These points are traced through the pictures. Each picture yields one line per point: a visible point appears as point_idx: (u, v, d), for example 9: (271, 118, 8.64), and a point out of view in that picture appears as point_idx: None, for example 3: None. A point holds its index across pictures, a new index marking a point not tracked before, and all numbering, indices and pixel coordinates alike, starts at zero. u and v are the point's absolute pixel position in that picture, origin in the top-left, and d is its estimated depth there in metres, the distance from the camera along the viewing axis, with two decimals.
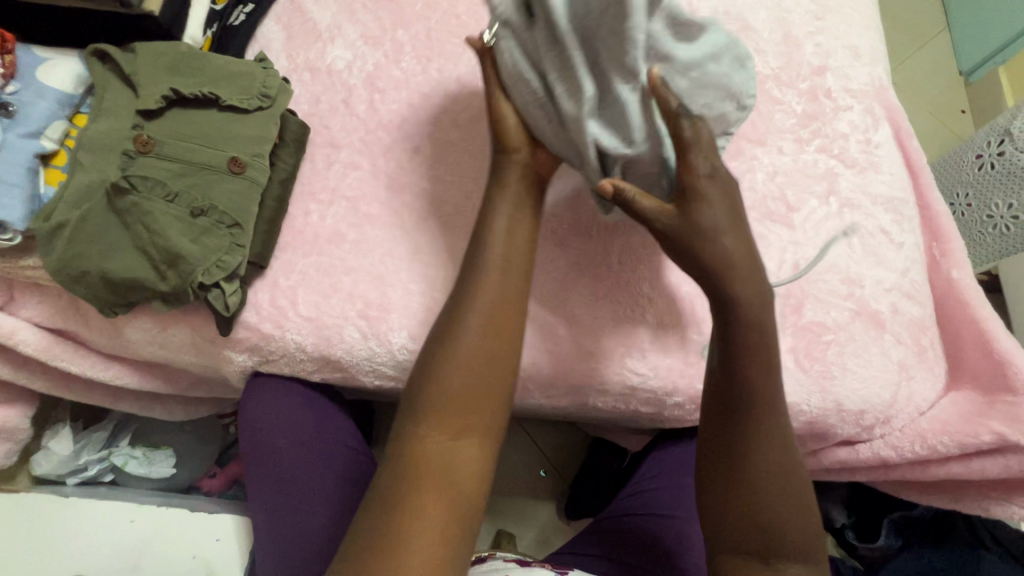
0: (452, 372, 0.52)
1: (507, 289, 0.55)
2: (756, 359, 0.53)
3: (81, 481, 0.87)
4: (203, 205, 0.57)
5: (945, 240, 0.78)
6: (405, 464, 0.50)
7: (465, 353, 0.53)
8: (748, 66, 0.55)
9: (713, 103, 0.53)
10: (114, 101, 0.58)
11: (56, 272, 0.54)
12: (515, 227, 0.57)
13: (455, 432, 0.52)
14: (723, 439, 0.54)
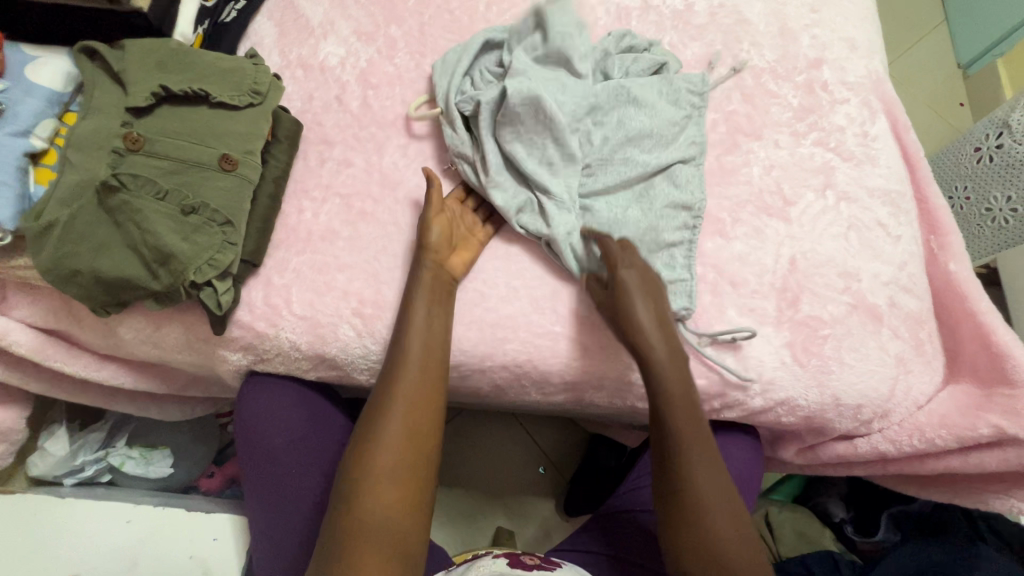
0: (381, 450, 0.56)
1: (428, 371, 0.60)
2: (684, 419, 0.60)
3: (78, 481, 0.88)
4: (194, 203, 0.56)
5: (943, 232, 0.78)
6: (345, 538, 0.52)
7: (392, 430, 0.57)
8: (660, 125, 0.72)
9: (631, 156, 0.71)
10: (103, 99, 0.57)
11: (46, 272, 0.54)
12: (437, 318, 0.62)
13: (393, 501, 0.54)
14: (664, 498, 0.60)
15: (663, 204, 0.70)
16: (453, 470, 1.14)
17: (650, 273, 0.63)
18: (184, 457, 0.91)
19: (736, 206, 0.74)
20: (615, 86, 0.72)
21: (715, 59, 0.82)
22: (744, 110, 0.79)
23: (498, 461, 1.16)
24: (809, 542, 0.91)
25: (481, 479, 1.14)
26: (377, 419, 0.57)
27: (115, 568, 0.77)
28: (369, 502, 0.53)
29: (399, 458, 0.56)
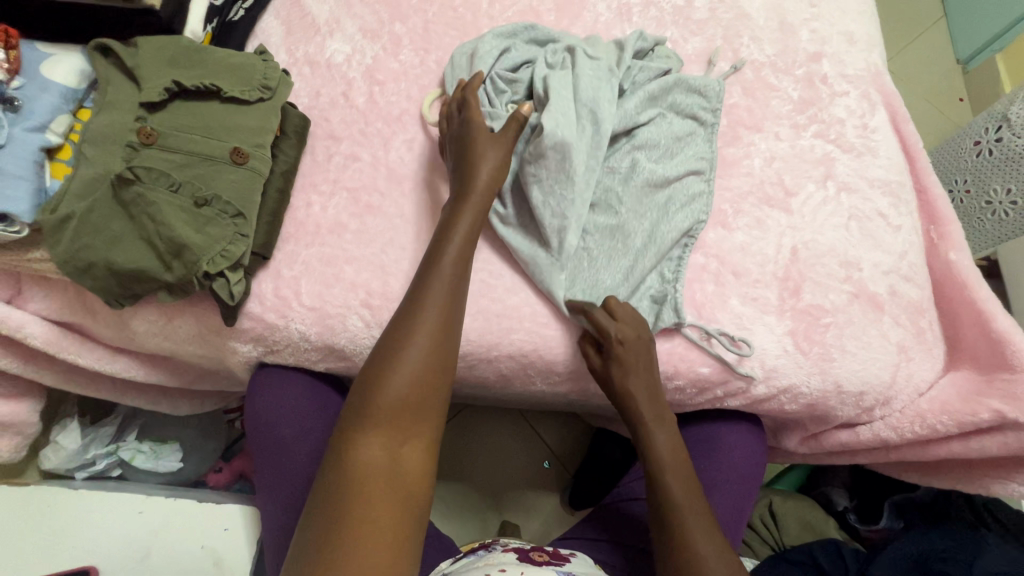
0: (398, 380, 0.53)
1: (448, 311, 0.57)
2: (676, 477, 0.65)
3: (89, 475, 0.89)
4: (206, 195, 0.57)
5: (942, 222, 0.79)
6: (347, 477, 0.50)
7: (409, 365, 0.53)
8: (671, 139, 0.74)
9: (642, 171, 0.71)
10: (117, 94, 0.59)
11: (63, 264, 0.55)
12: (466, 255, 0.60)
13: (400, 437, 0.52)
14: (660, 554, 0.62)
15: (667, 224, 0.70)
16: (457, 464, 1.15)
17: (642, 344, 0.65)
18: (194, 451, 0.92)
19: (737, 197, 0.75)
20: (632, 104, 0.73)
21: (716, 54, 0.83)
22: (744, 103, 0.80)
23: (501, 455, 1.17)
24: (813, 530, 0.92)
25: (486, 474, 1.15)
26: (393, 352, 0.54)
27: (127, 559, 0.78)
28: (372, 441, 0.51)
29: (414, 395, 0.53)
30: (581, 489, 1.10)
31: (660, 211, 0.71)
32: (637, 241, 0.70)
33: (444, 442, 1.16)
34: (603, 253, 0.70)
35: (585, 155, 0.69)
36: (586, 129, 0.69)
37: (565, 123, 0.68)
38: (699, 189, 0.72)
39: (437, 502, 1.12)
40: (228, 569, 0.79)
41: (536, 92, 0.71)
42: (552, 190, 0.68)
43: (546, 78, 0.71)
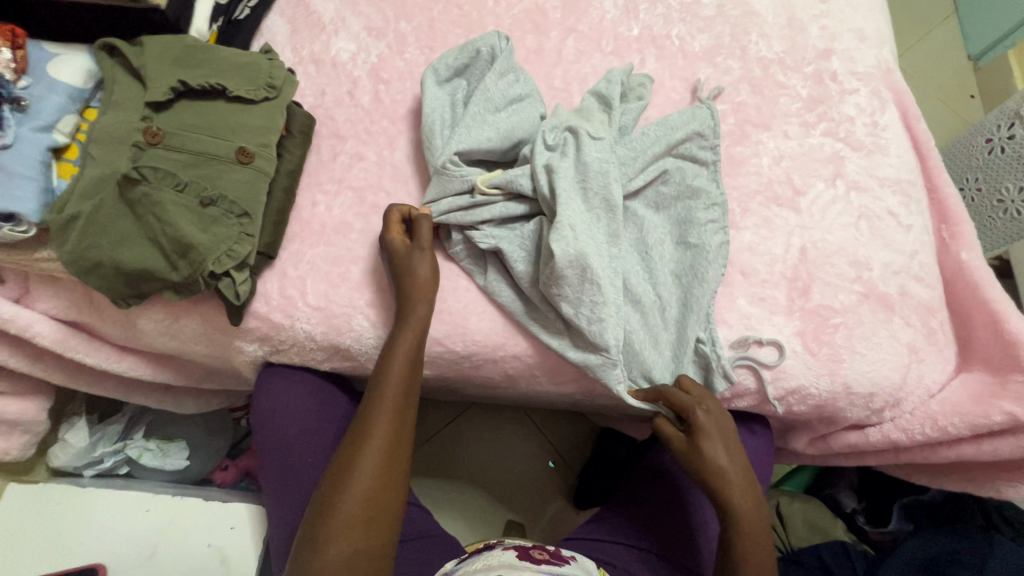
0: (357, 482, 0.55)
1: (400, 417, 0.59)
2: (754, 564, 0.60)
3: (97, 473, 0.90)
4: (212, 194, 0.57)
5: (954, 222, 0.78)
6: None
7: (365, 468, 0.56)
8: (682, 194, 0.70)
9: (660, 240, 0.69)
10: (122, 94, 0.59)
11: (69, 263, 0.55)
12: (416, 358, 0.61)
13: (361, 540, 0.54)
14: None
15: (701, 289, 0.67)
16: (460, 463, 1.15)
17: (719, 420, 0.63)
18: (200, 450, 0.92)
19: (745, 196, 0.74)
20: (636, 167, 0.69)
21: (723, 52, 0.82)
22: (752, 101, 0.80)
23: (506, 454, 1.17)
24: (820, 533, 0.91)
25: (493, 475, 1.15)
26: (347, 471, 0.56)
27: (135, 558, 0.78)
28: (332, 548, 0.53)
29: (373, 495, 0.55)
30: (588, 489, 1.09)
31: (694, 275, 0.67)
32: (672, 314, 0.67)
33: (448, 441, 1.16)
34: (646, 336, 0.67)
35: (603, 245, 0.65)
36: (605, 217, 0.66)
37: (582, 229, 0.64)
38: (723, 240, 0.68)
39: (440, 500, 1.12)
40: (235, 567, 0.79)
41: (543, 188, 0.65)
42: (583, 292, 0.63)
43: (550, 170, 0.66)
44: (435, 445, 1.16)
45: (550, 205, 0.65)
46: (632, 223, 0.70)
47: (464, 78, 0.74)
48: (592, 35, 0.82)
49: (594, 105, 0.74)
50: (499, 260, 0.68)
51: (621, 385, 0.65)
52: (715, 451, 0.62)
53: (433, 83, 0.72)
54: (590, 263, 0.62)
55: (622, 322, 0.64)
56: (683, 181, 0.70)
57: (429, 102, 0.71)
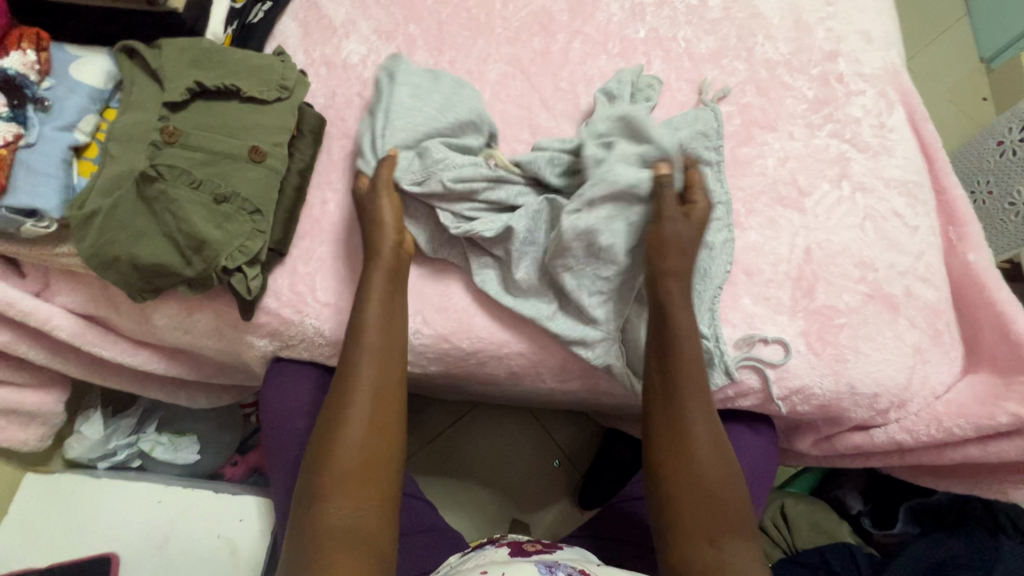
0: (347, 431, 0.56)
1: (387, 358, 0.60)
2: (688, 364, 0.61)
3: (111, 465, 0.92)
4: (226, 192, 0.59)
5: (961, 223, 0.78)
6: (310, 541, 0.52)
7: (353, 418, 0.57)
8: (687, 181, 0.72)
9: None
10: (142, 95, 0.60)
11: (89, 258, 0.57)
12: (394, 301, 0.63)
13: (356, 494, 0.54)
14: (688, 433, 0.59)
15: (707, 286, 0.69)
16: (466, 462, 1.16)
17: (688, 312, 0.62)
18: (210, 444, 0.94)
19: (750, 197, 0.75)
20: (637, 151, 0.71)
21: (730, 54, 0.83)
22: (758, 102, 0.80)
23: (510, 452, 1.17)
24: (825, 534, 0.91)
25: (497, 473, 1.16)
26: (336, 420, 0.57)
27: (147, 548, 0.80)
28: (329, 501, 0.53)
29: (364, 443, 0.56)
30: (593, 488, 1.10)
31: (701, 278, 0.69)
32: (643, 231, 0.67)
33: (454, 439, 1.17)
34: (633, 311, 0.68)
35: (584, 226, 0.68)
36: (631, 206, 0.64)
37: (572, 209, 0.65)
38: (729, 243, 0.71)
39: (444, 497, 1.13)
40: (243, 558, 0.81)
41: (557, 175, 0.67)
42: (586, 267, 0.65)
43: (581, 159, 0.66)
44: (441, 443, 1.17)
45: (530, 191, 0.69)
46: None
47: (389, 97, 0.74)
48: (599, 38, 0.83)
49: (603, 102, 0.76)
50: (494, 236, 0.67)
51: (622, 373, 0.68)
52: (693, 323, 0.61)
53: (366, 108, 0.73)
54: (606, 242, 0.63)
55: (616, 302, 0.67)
56: None
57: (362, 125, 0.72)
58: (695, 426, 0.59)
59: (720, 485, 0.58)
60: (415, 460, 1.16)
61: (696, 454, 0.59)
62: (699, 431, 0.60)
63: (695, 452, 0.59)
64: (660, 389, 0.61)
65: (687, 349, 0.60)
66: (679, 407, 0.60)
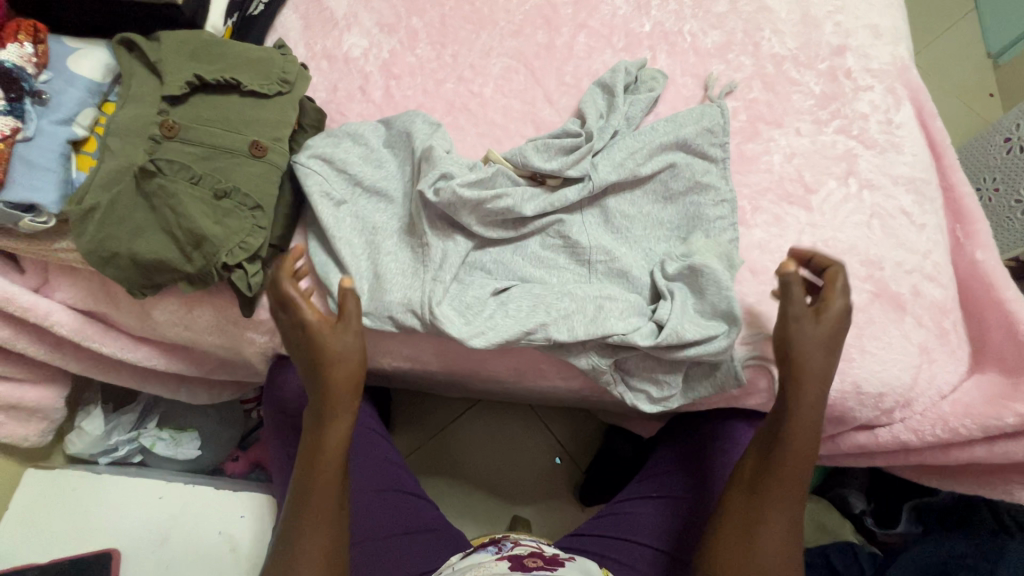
0: (307, 540, 0.55)
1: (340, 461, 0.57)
2: (798, 456, 0.60)
3: (112, 460, 0.92)
4: (226, 187, 0.57)
5: (969, 221, 0.77)
6: None
7: (312, 524, 0.55)
8: (689, 174, 0.70)
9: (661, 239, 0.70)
10: (141, 88, 0.59)
11: (88, 253, 0.57)
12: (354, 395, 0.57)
13: None
14: (754, 510, 0.60)
15: (723, 290, 0.63)
16: (467, 457, 1.16)
17: (815, 417, 0.60)
18: (211, 440, 0.94)
19: (756, 193, 0.74)
20: (630, 146, 0.71)
21: (736, 48, 0.82)
22: (765, 98, 0.79)
23: (511, 448, 1.17)
24: (828, 532, 0.91)
25: (498, 470, 1.16)
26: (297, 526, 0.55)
27: (149, 543, 0.80)
28: None
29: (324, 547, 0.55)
30: (594, 485, 1.10)
31: (695, 294, 0.65)
32: (675, 286, 0.65)
33: (456, 433, 1.17)
34: (621, 308, 0.64)
35: (583, 230, 0.69)
36: (708, 324, 0.63)
37: (578, 290, 0.65)
38: (730, 245, 0.67)
39: (445, 492, 1.14)
40: (244, 555, 0.80)
41: (618, 316, 0.64)
42: (591, 320, 0.63)
43: (653, 315, 0.65)
44: (442, 438, 1.17)
45: (529, 288, 0.66)
46: (637, 220, 0.70)
47: (337, 144, 0.69)
48: (603, 31, 0.82)
49: (599, 95, 0.76)
50: (506, 307, 0.64)
51: (612, 386, 0.68)
52: (805, 333, 0.59)
53: (303, 159, 0.66)
54: (634, 316, 0.64)
55: (623, 311, 0.64)
56: (693, 177, 0.69)
57: (306, 179, 0.65)
58: (776, 516, 0.59)
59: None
60: (416, 455, 1.16)
61: (761, 548, 0.58)
62: (774, 522, 0.59)
63: (762, 541, 0.59)
64: (749, 487, 0.61)
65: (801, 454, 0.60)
66: (762, 499, 0.60)
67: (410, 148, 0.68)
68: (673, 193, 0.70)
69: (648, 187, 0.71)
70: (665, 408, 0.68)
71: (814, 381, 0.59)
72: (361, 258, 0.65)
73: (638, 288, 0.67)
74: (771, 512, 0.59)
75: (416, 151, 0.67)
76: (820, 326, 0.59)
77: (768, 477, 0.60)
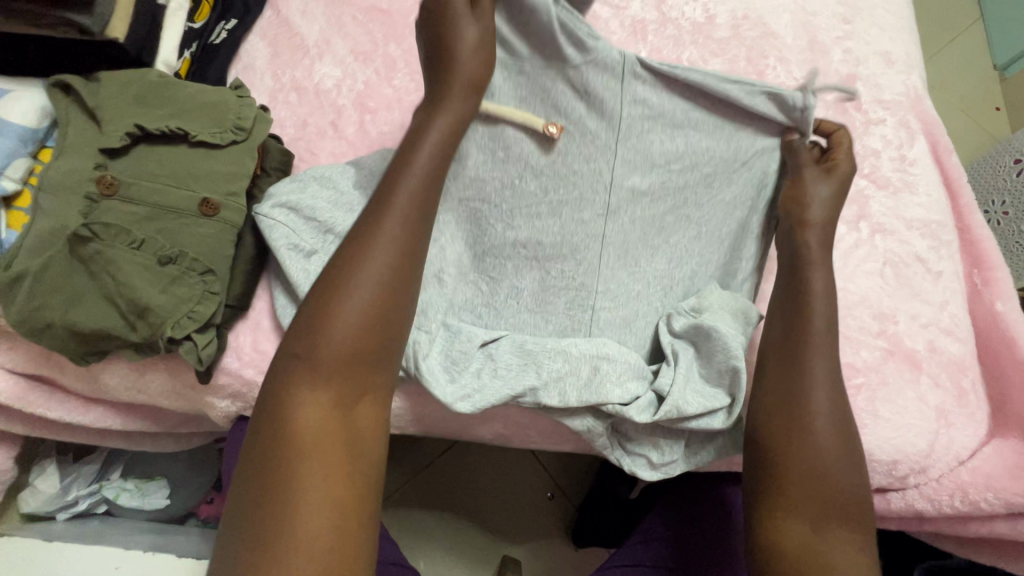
0: (377, 247, 0.49)
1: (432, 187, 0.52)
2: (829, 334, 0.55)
3: (72, 515, 0.85)
4: (171, 252, 0.52)
5: (988, 267, 0.72)
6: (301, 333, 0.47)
7: (387, 227, 0.49)
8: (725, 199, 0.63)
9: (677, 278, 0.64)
10: (77, 138, 0.53)
11: (17, 325, 0.50)
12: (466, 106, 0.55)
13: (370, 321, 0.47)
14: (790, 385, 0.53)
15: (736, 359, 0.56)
16: (456, 494, 1.10)
17: (826, 291, 0.57)
18: (182, 486, 0.89)
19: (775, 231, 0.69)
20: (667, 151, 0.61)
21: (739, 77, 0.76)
22: None
23: (503, 483, 1.12)
24: None
25: (486, 505, 1.10)
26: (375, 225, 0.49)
27: None
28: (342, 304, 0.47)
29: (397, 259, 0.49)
30: (587, 525, 1.05)
31: (703, 356, 0.59)
32: (679, 350, 0.60)
33: (443, 469, 1.12)
34: (618, 373, 0.58)
35: (595, 268, 0.62)
36: (722, 385, 0.58)
37: (573, 348, 0.59)
38: (748, 306, 0.61)
39: (432, 532, 1.08)
40: None
41: (616, 381, 0.58)
42: (585, 378, 0.58)
43: (652, 382, 0.59)
44: (429, 475, 1.11)
45: (520, 343, 0.60)
46: (658, 245, 0.63)
47: (304, 190, 0.61)
48: None
49: None
50: (497, 360, 0.59)
51: (609, 450, 0.62)
52: (816, 190, 0.61)
53: (265, 209, 0.60)
54: (632, 381, 0.59)
55: (620, 372, 0.59)
56: (727, 201, 0.63)
57: (269, 233, 0.59)
58: (814, 379, 0.53)
59: (842, 457, 0.51)
60: (402, 492, 1.10)
61: (816, 435, 0.51)
62: (820, 410, 0.52)
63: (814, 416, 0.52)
64: (780, 363, 0.55)
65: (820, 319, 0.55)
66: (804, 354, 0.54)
67: None
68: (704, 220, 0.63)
69: (681, 211, 0.63)
70: (666, 474, 0.62)
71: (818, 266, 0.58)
72: None
73: (639, 342, 0.63)
74: (812, 369, 0.53)
75: None
76: (824, 201, 0.61)
77: (798, 343, 0.54)
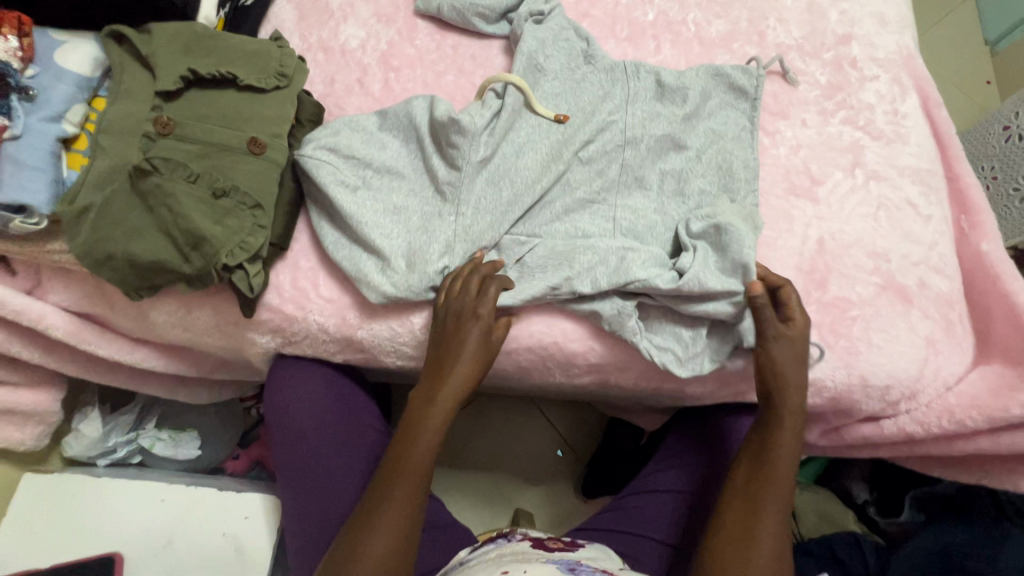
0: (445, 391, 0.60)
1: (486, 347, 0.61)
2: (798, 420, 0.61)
3: (111, 462, 0.90)
4: (225, 186, 0.56)
5: (974, 212, 0.77)
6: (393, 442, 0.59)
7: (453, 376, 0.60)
8: (720, 131, 0.74)
9: (690, 193, 0.71)
10: (133, 83, 0.57)
11: (81, 256, 0.54)
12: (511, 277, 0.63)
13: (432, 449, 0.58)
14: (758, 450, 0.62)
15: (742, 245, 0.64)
16: (471, 453, 1.15)
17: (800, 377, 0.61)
18: (211, 441, 0.92)
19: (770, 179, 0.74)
20: (664, 93, 0.74)
21: (741, 38, 0.81)
22: (770, 88, 0.78)
23: (516, 443, 1.17)
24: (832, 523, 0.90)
25: (499, 462, 1.15)
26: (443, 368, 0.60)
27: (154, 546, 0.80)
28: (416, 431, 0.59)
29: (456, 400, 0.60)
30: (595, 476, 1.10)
31: (718, 251, 0.65)
32: (698, 243, 0.66)
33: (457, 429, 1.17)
34: (641, 258, 0.64)
35: (611, 187, 0.70)
36: (737, 270, 0.64)
37: (602, 243, 0.65)
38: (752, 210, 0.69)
39: (449, 487, 1.13)
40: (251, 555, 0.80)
41: (640, 265, 0.64)
42: (609, 266, 0.64)
43: (674, 266, 0.65)
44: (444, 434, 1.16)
45: (553, 245, 0.66)
46: (669, 173, 0.71)
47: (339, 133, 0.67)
48: (606, 21, 0.81)
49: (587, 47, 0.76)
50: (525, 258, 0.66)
51: (637, 337, 0.64)
52: (775, 351, 0.61)
53: (309, 149, 0.65)
54: (656, 266, 0.65)
55: (642, 260, 0.64)
56: (721, 132, 0.73)
57: (316, 169, 0.64)
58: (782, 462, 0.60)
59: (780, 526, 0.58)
60: None
61: (759, 543, 0.56)
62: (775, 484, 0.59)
63: (769, 484, 0.59)
64: (760, 434, 0.62)
65: (794, 403, 0.61)
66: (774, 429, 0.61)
67: (413, 128, 0.68)
68: (702, 147, 0.72)
69: (682, 145, 0.72)
70: (695, 370, 0.65)
71: (793, 365, 0.61)
72: (398, 241, 0.64)
73: (661, 243, 0.69)
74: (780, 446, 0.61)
75: (421, 125, 0.67)
76: (781, 344, 0.61)
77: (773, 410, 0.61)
